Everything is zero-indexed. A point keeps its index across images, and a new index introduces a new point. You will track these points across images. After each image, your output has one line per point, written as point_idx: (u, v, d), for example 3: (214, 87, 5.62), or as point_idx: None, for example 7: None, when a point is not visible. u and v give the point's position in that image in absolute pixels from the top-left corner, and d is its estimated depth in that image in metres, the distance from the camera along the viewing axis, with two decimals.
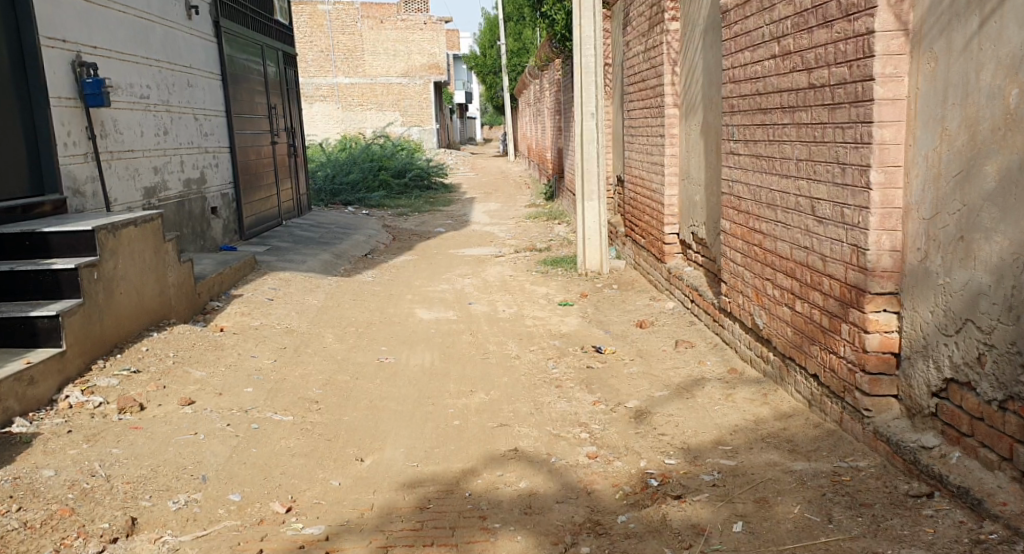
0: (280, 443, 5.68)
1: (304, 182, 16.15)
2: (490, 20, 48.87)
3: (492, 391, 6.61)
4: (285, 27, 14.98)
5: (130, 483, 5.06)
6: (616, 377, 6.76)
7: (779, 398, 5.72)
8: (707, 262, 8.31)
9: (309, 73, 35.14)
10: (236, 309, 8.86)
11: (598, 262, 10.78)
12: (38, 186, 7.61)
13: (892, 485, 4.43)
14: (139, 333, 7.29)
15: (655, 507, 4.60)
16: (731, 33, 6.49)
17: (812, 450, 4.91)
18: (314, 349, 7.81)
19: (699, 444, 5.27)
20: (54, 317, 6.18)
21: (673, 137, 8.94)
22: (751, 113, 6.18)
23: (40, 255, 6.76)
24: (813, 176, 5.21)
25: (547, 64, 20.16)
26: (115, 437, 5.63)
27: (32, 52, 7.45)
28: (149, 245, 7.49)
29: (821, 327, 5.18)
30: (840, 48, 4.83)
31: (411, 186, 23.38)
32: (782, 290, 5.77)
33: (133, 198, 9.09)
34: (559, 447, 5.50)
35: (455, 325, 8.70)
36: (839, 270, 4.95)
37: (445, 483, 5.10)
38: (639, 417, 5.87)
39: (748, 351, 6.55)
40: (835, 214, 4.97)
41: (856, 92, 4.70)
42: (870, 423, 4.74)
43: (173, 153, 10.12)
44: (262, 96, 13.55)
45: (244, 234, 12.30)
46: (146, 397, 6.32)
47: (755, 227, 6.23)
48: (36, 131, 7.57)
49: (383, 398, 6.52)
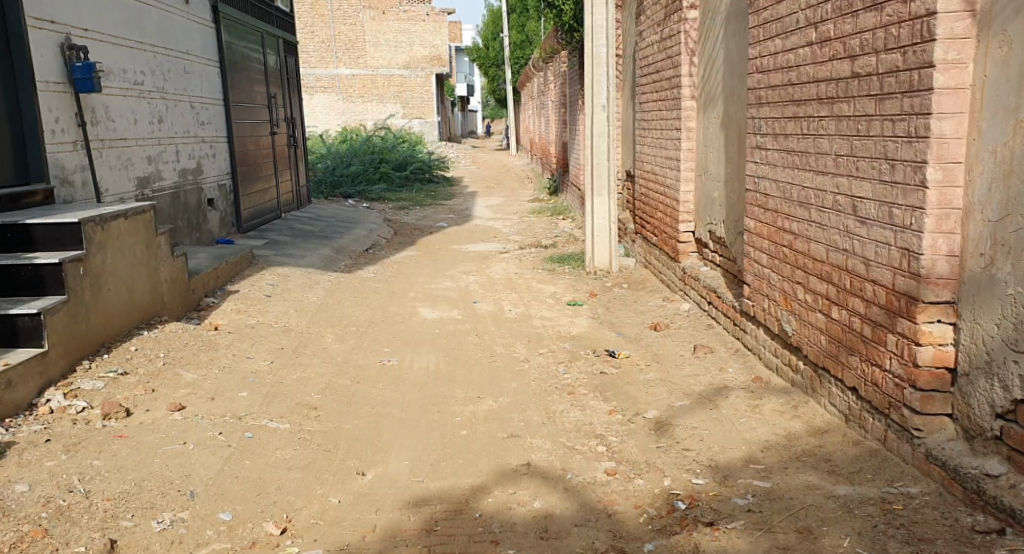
0: (275, 455, 5.29)
1: (304, 174, 15.72)
2: (494, 12, 48.29)
3: (501, 397, 6.22)
4: (286, 14, 14.56)
5: (110, 500, 4.70)
6: (632, 384, 6.37)
7: (810, 411, 5.33)
8: (727, 262, 7.93)
9: (310, 64, 34.74)
10: (233, 306, 8.47)
11: (607, 261, 10.37)
12: (24, 174, 7.22)
13: (952, 516, 4.06)
14: (128, 331, 6.90)
15: (685, 535, 4.22)
16: (760, 20, 6.09)
17: (855, 472, 4.52)
18: (314, 350, 7.41)
19: (728, 461, 4.88)
20: (36, 314, 5.81)
21: (690, 131, 8.57)
22: (781, 104, 5.79)
23: (24, 249, 6.39)
24: (855, 173, 4.82)
25: (552, 55, 19.73)
26: (97, 447, 5.25)
27: (17, 33, 7.07)
28: (140, 240, 7.10)
29: (862, 338, 4.79)
30: (891, 32, 4.45)
31: (412, 178, 22.97)
32: (815, 295, 5.38)
33: (125, 189, 8.70)
34: (575, 461, 5.10)
35: (460, 325, 8.31)
36: (885, 275, 4.57)
37: (452, 502, 4.72)
38: (660, 429, 5.47)
39: (773, 358, 6.16)
40: (881, 215, 4.59)
41: (910, 81, 4.32)
42: (920, 444, 4.37)
43: (168, 143, 9.72)
44: (262, 86, 13.13)
45: (241, 227, 11.91)
46: (133, 401, 5.94)
47: (785, 227, 5.82)
48: (21, 116, 7.18)
49: (385, 404, 6.13)
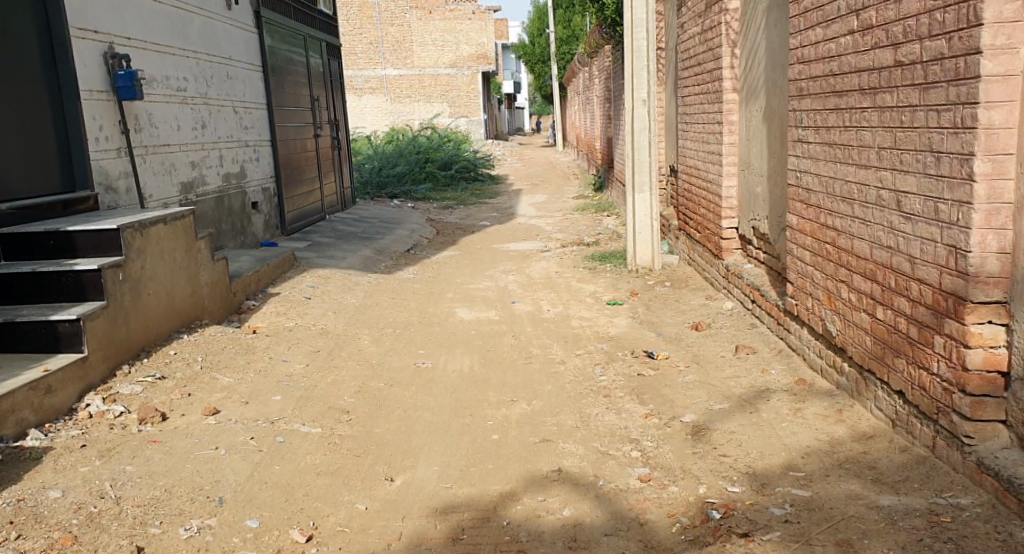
0: (305, 460, 5.20)
1: (349, 175, 15.70)
2: (540, 9, 48.15)
3: (535, 400, 6.08)
4: (330, 18, 14.57)
5: (140, 506, 4.65)
6: (670, 387, 6.19)
7: (855, 416, 5.12)
8: (770, 260, 7.71)
9: (358, 66, 34.86)
10: (272, 308, 8.43)
11: (649, 258, 10.17)
12: (69, 182, 7.21)
13: (1006, 531, 3.86)
14: (167, 335, 6.87)
15: (720, 546, 4.06)
16: (800, 9, 5.88)
17: (900, 481, 4.31)
18: (348, 353, 7.34)
19: (768, 468, 4.69)
20: (75, 320, 5.80)
21: (731, 125, 8.36)
22: (822, 96, 5.58)
23: (65, 255, 6.39)
24: (899, 166, 4.61)
25: (596, 51, 19.52)
26: (130, 452, 5.20)
27: (61, 43, 7.07)
28: (180, 244, 7.09)
29: (907, 339, 4.58)
30: (935, 18, 4.23)
31: (458, 178, 22.88)
32: (860, 294, 5.17)
33: (168, 194, 8.70)
34: (608, 467, 4.95)
35: (498, 326, 8.19)
36: (931, 274, 4.35)
37: (480, 509, 4.60)
38: (698, 433, 5.29)
39: (818, 359, 5.95)
40: (926, 210, 4.38)
41: (956, 69, 4.11)
42: (971, 452, 4.16)
43: (211, 147, 9.72)
44: (305, 88, 13.13)
45: (285, 228, 11.90)
46: (168, 406, 5.90)
47: (828, 223, 5.61)
48: (66, 125, 7.18)
49: (418, 408, 6.03)
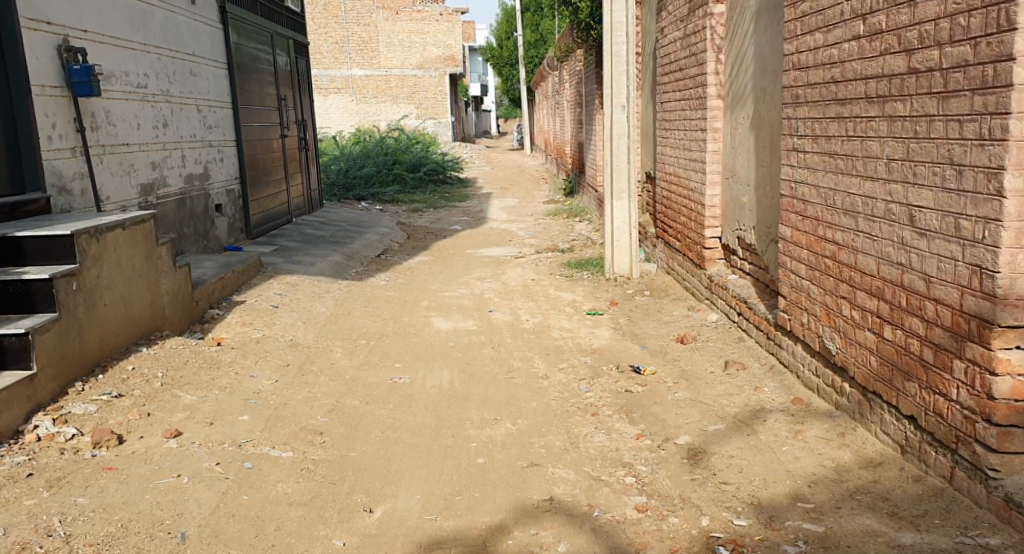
0: (276, 488, 4.86)
1: (315, 177, 15.26)
2: (507, 12, 47.81)
3: (519, 419, 5.77)
4: (296, 15, 14.16)
5: (93, 545, 4.29)
6: (660, 405, 5.90)
7: (859, 439, 4.86)
8: (758, 271, 7.45)
9: (324, 65, 34.07)
10: (238, 318, 8.04)
11: (627, 267, 9.89)
12: (18, 183, 6.79)
13: None
14: (124, 348, 6.48)
15: None
16: (796, 12, 5.62)
17: (919, 516, 4.14)
18: (321, 366, 6.98)
19: (772, 499, 4.44)
20: (24, 334, 5.40)
21: (716, 131, 8.10)
22: (822, 104, 5.32)
23: (13, 263, 5.97)
24: (912, 179, 4.41)
25: (567, 55, 19.20)
26: (83, 482, 4.83)
27: (10, 36, 6.66)
28: (139, 251, 6.70)
29: (921, 362, 4.39)
30: (959, 23, 4.07)
31: (426, 180, 22.47)
32: (864, 312, 4.92)
33: (127, 196, 8.29)
34: (602, 495, 4.66)
35: (476, 338, 7.87)
36: (951, 294, 4.19)
37: (469, 544, 4.31)
38: (694, 457, 5.02)
39: (813, 378, 5.68)
40: (944, 226, 4.21)
41: (981, 76, 3.97)
42: (998, 487, 4.00)
43: (172, 147, 9.30)
44: (271, 87, 12.72)
45: (249, 233, 11.48)
46: (126, 427, 5.52)
47: (827, 236, 5.34)
48: (15, 122, 6.77)
49: (395, 429, 5.69)
